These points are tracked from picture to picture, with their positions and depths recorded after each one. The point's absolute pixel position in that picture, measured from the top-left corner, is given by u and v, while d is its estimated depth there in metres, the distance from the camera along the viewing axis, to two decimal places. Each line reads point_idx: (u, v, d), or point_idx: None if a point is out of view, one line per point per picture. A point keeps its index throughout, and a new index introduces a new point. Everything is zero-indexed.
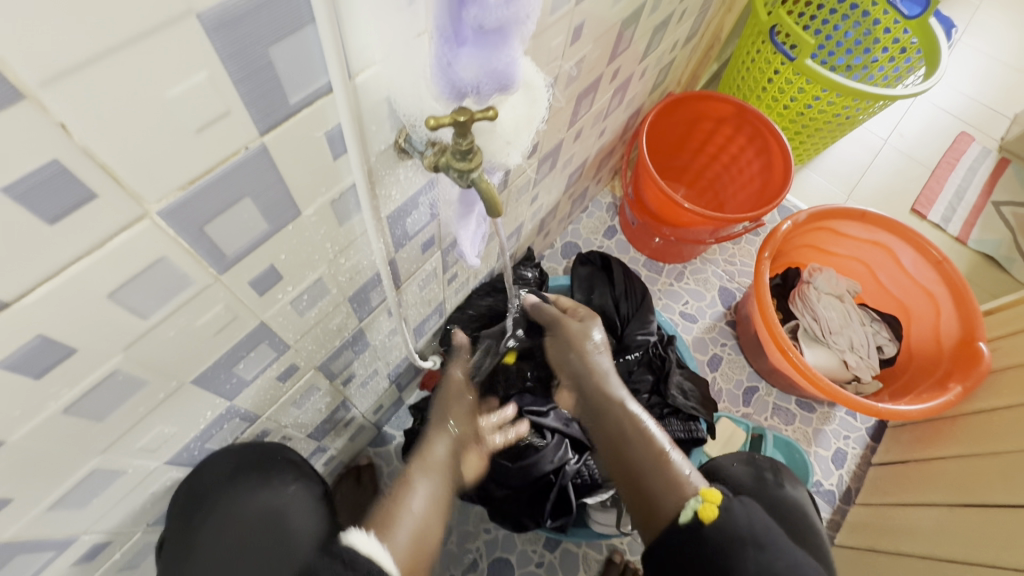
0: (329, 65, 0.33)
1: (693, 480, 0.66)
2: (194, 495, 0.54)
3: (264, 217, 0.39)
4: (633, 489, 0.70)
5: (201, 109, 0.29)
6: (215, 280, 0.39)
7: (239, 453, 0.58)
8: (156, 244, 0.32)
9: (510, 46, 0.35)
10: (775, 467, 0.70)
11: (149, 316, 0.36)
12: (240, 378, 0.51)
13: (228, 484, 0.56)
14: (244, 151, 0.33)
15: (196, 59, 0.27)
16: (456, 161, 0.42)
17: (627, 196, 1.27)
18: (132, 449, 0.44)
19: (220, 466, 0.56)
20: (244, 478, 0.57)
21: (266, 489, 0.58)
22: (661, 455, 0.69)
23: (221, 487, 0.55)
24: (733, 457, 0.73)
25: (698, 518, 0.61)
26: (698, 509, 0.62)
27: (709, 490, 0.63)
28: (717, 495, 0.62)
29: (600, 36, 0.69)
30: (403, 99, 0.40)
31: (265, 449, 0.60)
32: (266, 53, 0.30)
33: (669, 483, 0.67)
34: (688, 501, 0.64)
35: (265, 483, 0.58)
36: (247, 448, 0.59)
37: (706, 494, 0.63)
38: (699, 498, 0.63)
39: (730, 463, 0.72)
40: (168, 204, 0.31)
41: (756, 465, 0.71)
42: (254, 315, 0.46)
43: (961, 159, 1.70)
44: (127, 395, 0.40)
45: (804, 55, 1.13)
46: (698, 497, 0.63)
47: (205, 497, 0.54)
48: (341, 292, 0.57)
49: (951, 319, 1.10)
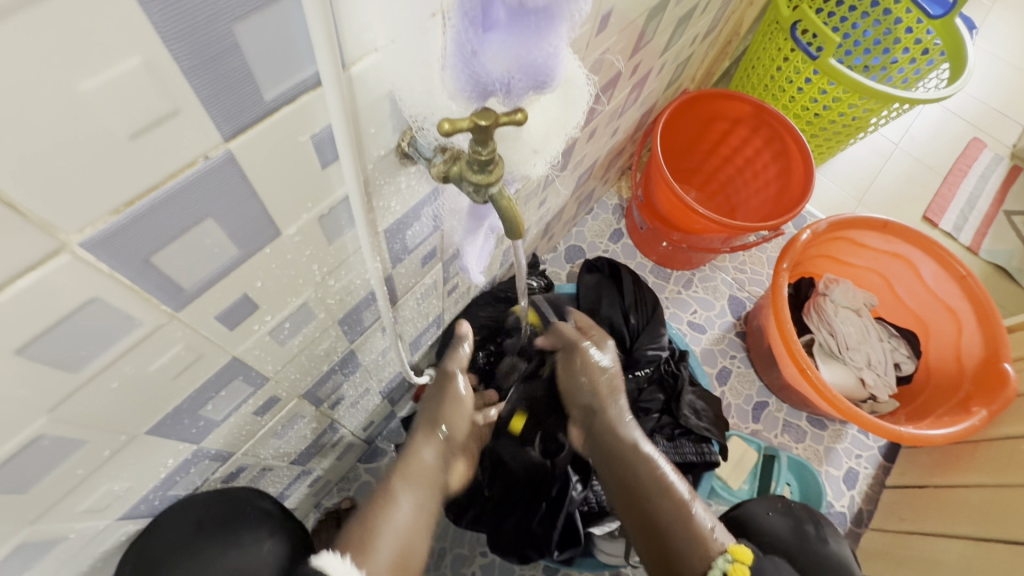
0: (315, 52, 0.25)
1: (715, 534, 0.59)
2: (146, 561, 0.47)
3: (234, 241, 0.31)
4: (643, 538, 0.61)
5: (133, 109, 0.21)
6: (171, 318, 0.31)
7: (202, 505, 0.50)
8: (82, 282, 0.25)
9: (553, 34, 0.27)
10: (813, 519, 0.79)
11: (82, 369, 0.29)
12: (207, 421, 0.44)
13: (192, 541, 0.49)
14: (203, 162, 0.25)
15: (123, 38, 0.19)
16: (472, 172, 0.35)
17: (637, 199, 1.19)
18: (71, 513, 0.38)
19: (180, 520, 0.49)
20: (210, 538, 0.50)
21: (235, 549, 0.51)
22: (682, 508, 0.59)
23: (182, 547, 0.48)
24: (767, 505, 0.80)
25: None
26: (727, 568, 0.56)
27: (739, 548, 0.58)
28: (749, 556, 0.57)
29: (625, 27, 0.62)
30: (410, 97, 0.32)
31: (232, 498, 0.53)
32: (229, 32, 0.22)
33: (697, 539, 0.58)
34: (716, 561, 0.57)
35: (234, 542, 0.51)
36: (214, 497, 0.52)
37: (737, 553, 0.57)
38: (728, 557, 0.57)
39: (767, 512, 0.79)
40: (96, 234, 0.24)
41: (792, 516, 0.78)
42: (224, 351, 0.38)
43: (974, 166, 1.64)
44: (62, 457, 0.33)
45: (828, 54, 1.04)
46: (728, 554, 0.57)
47: (161, 559, 0.47)
48: (329, 316, 0.49)
49: (973, 337, 1.05)
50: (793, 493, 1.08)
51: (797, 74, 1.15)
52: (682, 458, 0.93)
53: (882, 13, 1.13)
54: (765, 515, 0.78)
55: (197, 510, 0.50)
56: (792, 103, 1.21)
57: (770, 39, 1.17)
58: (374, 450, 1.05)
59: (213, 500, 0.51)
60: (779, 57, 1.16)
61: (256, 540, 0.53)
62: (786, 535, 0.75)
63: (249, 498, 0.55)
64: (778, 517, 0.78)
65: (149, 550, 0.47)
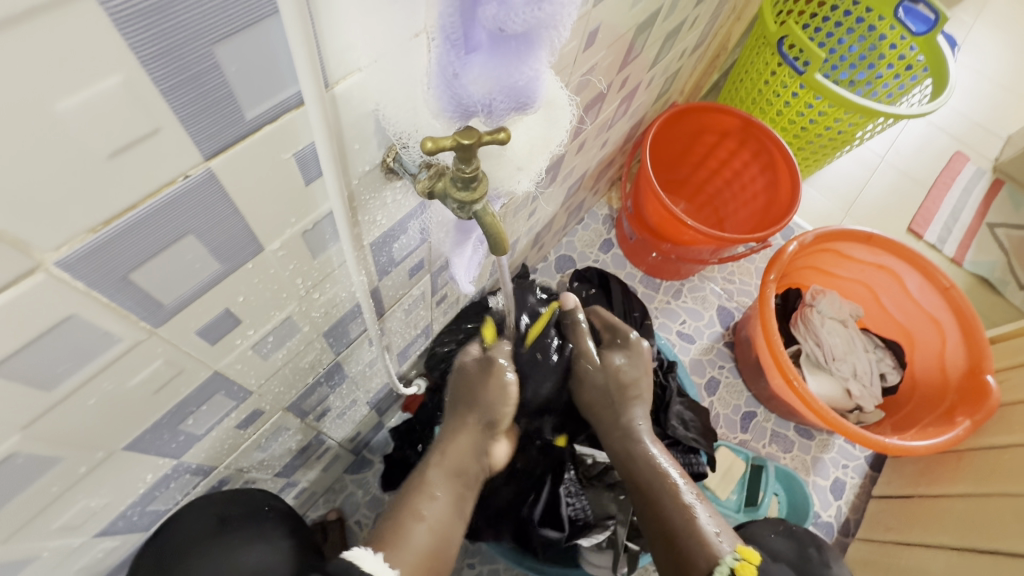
0: (298, 72, 0.25)
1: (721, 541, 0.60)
2: (167, 554, 0.49)
3: (215, 257, 0.31)
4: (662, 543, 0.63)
5: (111, 128, 0.21)
6: (150, 334, 0.31)
7: (222, 503, 0.53)
8: (59, 299, 0.25)
9: (535, 56, 0.28)
10: (815, 543, 0.79)
11: (57, 387, 0.28)
12: (187, 435, 0.43)
13: (213, 536, 0.51)
14: (183, 180, 0.25)
15: (102, 60, 0.19)
16: (456, 189, 0.35)
17: (626, 210, 1.20)
18: (46, 531, 0.37)
19: (202, 516, 0.51)
20: (232, 532, 0.52)
21: (256, 544, 0.54)
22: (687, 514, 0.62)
23: (201, 543, 0.50)
24: (771, 528, 0.82)
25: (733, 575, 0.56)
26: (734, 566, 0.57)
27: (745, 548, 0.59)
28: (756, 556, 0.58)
29: (613, 43, 0.62)
30: (394, 115, 0.32)
31: (249, 497, 0.56)
32: (209, 53, 0.22)
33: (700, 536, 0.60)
34: (724, 559, 0.58)
35: (256, 538, 0.54)
36: (236, 495, 0.55)
37: (745, 553, 0.58)
38: (736, 556, 0.58)
39: (769, 534, 0.80)
40: (72, 253, 0.23)
41: (795, 538, 0.79)
42: (205, 366, 0.38)
43: (957, 179, 1.67)
44: (36, 474, 0.32)
45: (814, 69, 1.06)
46: (736, 554, 0.58)
47: (180, 554, 0.49)
48: (314, 329, 0.49)
49: (957, 348, 1.06)
50: (781, 505, 1.09)
51: (784, 88, 1.17)
52: None
53: (866, 29, 1.15)
54: (768, 537, 0.80)
55: (222, 505, 0.52)
56: (779, 116, 1.23)
57: (757, 54, 1.19)
58: (362, 461, 1.04)
59: (235, 497, 0.54)
60: (766, 71, 1.18)
61: (278, 536, 0.56)
62: (791, 559, 0.75)
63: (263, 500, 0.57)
64: (780, 539, 0.79)
65: (169, 544, 0.49)
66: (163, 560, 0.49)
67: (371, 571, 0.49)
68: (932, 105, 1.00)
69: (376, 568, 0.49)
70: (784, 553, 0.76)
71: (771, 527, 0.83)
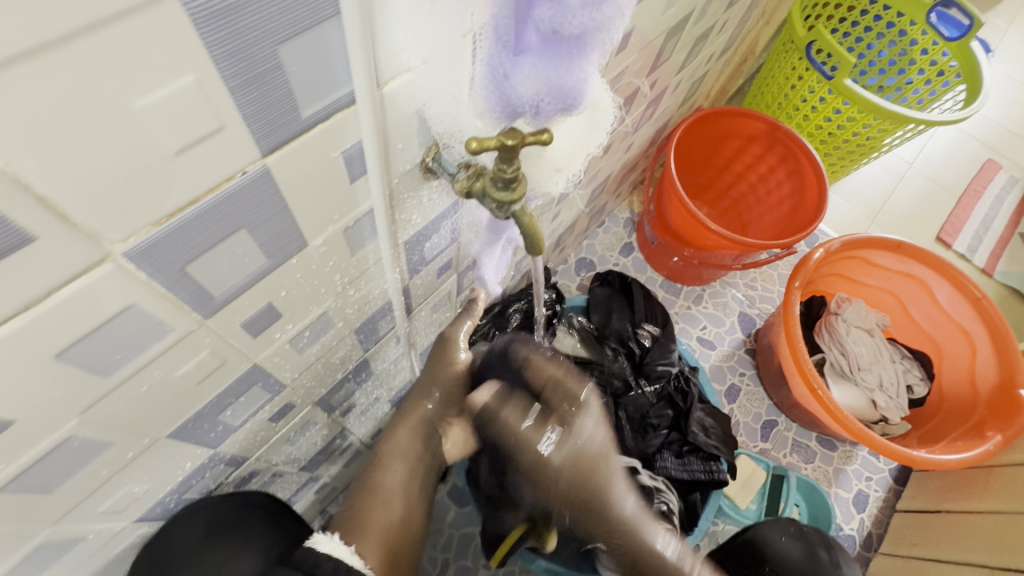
0: (353, 73, 0.26)
1: None
2: (159, 561, 0.46)
3: (264, 252, 0.32)
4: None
5: (182, 126, 0.22)
6: (200, 325, 0.32)
7: (216, 507, 0.50)
8: (121, 290, 0.25)
9: (584, 59, 0.28)
10: (826, 543, 0.78)
11: (112, 375, 0.29)
12: (225, 426, 0.44)
13: (200, 544, 0.48)
14: (241, 176, 0.26)
15: (178, 60, 0.20)
16: (496, 190, 0.35)
17: (648, 214, 1.20)
18: (90, 515, 0.38)
19: (192, 521, 0.48)
20: (219, 542, 0.49)
21: (241, 553, 0.50)
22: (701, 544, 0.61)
23: (189, 551, 0.47)
24: (780, 529, 0.79)
25: None
26: None
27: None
28: None
29: (643, 47, 0.62)
30: (439, 114, 0.33)
31: (240, 501, 0.52)
32: (274, 53, 0.23)
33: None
34: None
35: (242, 544, 0.50)
36: (224, 500, 0.51)
37: None
38: None
39: (780, 536, 0.78)
40: (138, 244, 0.24)
41: (805, 540, 0.77)
42: (246, 358, 0.39)
43: (988, 188, 1.63)
44: (87, 459, 0.33)
45: (843, 75, 1.04)
46: None
47: (173, 562, 0.47)
48: (347, 325, 0.50)
49: (988, 362, 1.04)
50: (801, 515, 1.08)
51: (811, 93, 1.15)
52: (690, 477, 0.93)
53: (897, 34, 1.13)
54: (779, 539, 0.78)
55: (208, 513, 0.49)
56: (805, 122, 1.21)
57: (784, 58, 1.18)
58: None
59: (220, 506, 0.50)
60: (794, 76, 1.16)
61: (264, 539, 0.52)
62: (797, 560, 0.75)
63: (255, 500, 0.54)
64: (791, 542, 0.77)
65: (163, 551, 0.47)
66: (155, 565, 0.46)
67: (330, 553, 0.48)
68: (965, 112, 0.97)
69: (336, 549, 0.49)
70: (794, 554, 0.76)
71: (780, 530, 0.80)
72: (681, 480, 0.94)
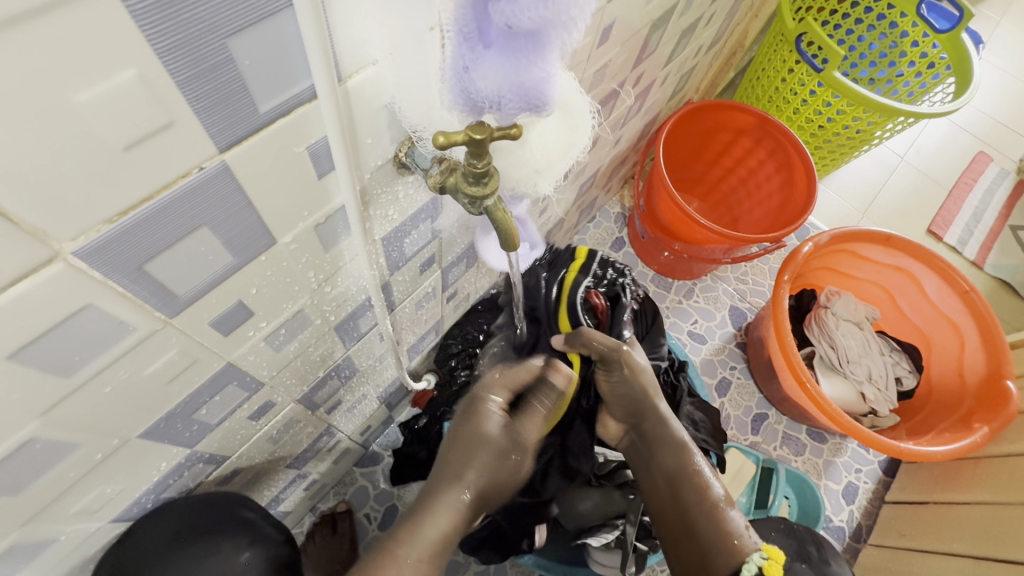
0: (311, 66, 0.25)
1: (749, 534, 0.60)
2: (123, 563, 0.46)
3: (228, 249, 0.31)
4: (678, 534, 0.61)
5: (128, 121, 0.21)
6: (165, 324, 0.31)
7: (184, 513, 0.49)
8: (75, 289, 0.25)
9: (546, 57, 0.28)
10: (814, 539, 0.79)
11: (74, 375, 0.29)
12: (201, 425, 0.44)
13: (168, 549, 0.47)
14: (198, 171, 0.26)
15: (119, 53, 0.20)
16: (468, 184, 0.35)
17: (639, 208, 1.19)
18: (63, 515, 0.38)
19: (161, 527, 0.47)
20: (188, 549, 0.49)
21: (209, 559, 0.50)
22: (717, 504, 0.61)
23: (157, 556, 0.47)
24: (772, 526, 0.83)
25: (761, 572, 0.56)
26: (762, 564, 0.56)
27: (772, 547, 0.59)
28: (781, 554, 0.58)
29: (627, 39, 0.62)
30: (407, 107, 0.32)
31: (217, 506, 0.52)
32: (224, 46, 0.22)
33: (723, 534, 0.59)
34: (750, 556, 0.58)
35: (212, 551, 0.50)
36: (199, 504, 0.50)
37: (770, 552, 0.58)
38: (764, 555, 0.58)
39: (771, 532, 0.81)
40: (90, 243, 0.24)
41: (794, 535, 0.80)
42: (218, 357, 0.39)
43: (979, 180, 1.64)
44: (54, 461, 0.33)
45: (833, 67, 1.04)
46: (762, 553, 0.58)
47: (136, 565, 0.46)
48: (325, 323, 0.49)
49: (976, 354, 1.04)
50: (791, 508, 1.08)
51: (801, 86, 1.14)
52: None
53: (887, 26, 1.13)
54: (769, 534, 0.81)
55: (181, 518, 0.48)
56: (796, 115, 1.21)
57: (774, 51, 1.17)
58: (371, 455, 1.04)
59: (200, 510, 0.50)
60: (784, 69, 1.16)
61: (237, 546, 0.52)
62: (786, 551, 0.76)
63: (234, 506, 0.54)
64: (780, 537, 0.80)
65: (130, 554, 0.46)
66: (119, 565, 0.46)
67: None
68: (954, 104, 0.97)
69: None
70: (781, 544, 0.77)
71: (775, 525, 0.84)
72: None
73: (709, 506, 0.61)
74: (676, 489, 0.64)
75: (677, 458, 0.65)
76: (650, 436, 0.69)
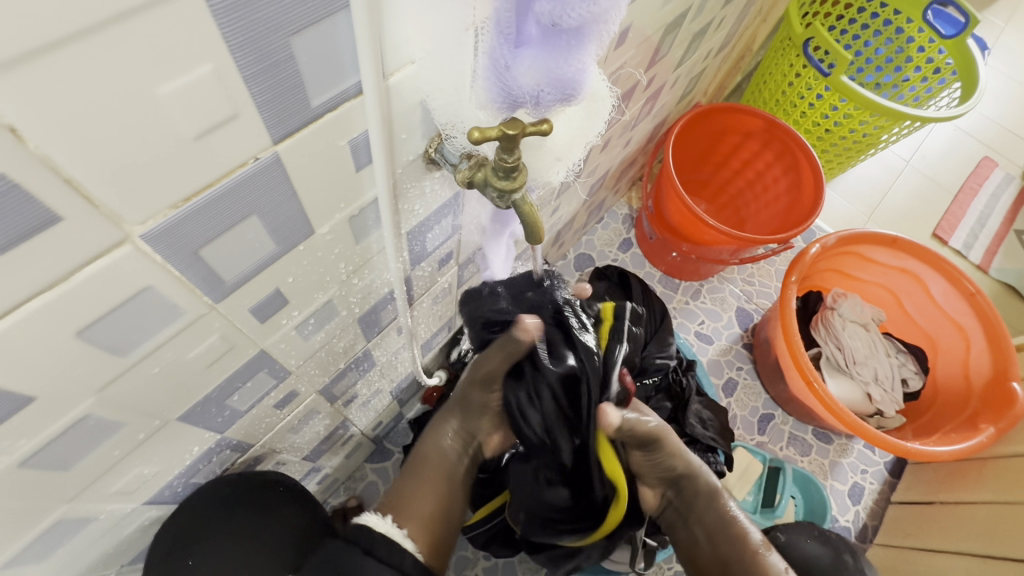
0: (362, 63, 0.27)
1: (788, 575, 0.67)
2: (185, 529, 0.49)
3: (272, 238, 0.33)
4: None
5: (200, 113, 0.23)
6: (211, 309, 0.33)
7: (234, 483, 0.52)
8: (138, 271, 0.26)
9: (583, 50, 0.29)
10: (850, 548, 0.81)
11: (127, 356, 0.30)
12: (232, 411, 0.45)
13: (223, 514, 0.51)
14: (253, 162, 0.27)
15: (198, 50, 0.21)
16: (497, 178, 0.36)
17: (647, 209, 1.21)
18: (104, 495, 0.39)
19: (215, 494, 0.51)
20: (243, 511, 0.53)
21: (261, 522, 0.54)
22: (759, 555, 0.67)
23: (212, 519, 0.51)
24: (805, 532, 0.83)
25: None
26: None
27: None
28: None
29: (641, 43, 0.63)
30: (442, 105, 0.33)
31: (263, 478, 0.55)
32: (286, 44, 0.24)
33: None
34: None
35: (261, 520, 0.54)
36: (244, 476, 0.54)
37: None
38: None
39: (806, 538, 0.82)
40: (155, 227, 0.25)
41: (830, 544, 0.81)
42: (253, 343, 0.40)
43: (984, 185, 1.65)
44: (102, 439, 0.34)
45: (840, 72, 1.05)
46: None
47: (195, 532, 0.50)
48: (350, 314, 0.51)
49: (982, 355, 1.05)
50: (797, 507, 1.09)
51: (809, 90, 1.16)
52: None
53: (894, 32, 1.14)
54: (803, 540, 0.82)
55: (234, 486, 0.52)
56: (802, 118, 1.22)
57: (782, 56, 1.19)
58: (382, 450, 1.06)
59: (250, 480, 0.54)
60: (792, 73, 1.17)
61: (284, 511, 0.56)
62: (826, 565, 0.78)
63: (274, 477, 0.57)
64: (815, 545, 0.81)
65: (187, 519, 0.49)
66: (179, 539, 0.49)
67: (383, 532, 0.52)
68: (959, 109, 0.99)
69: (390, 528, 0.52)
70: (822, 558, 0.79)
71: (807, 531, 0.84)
72: None
73: (752, 558, 0.67)
74: (718, 545, 0.69)
75: (714, 512, 0.70)
76: (685, 494, 0.72)
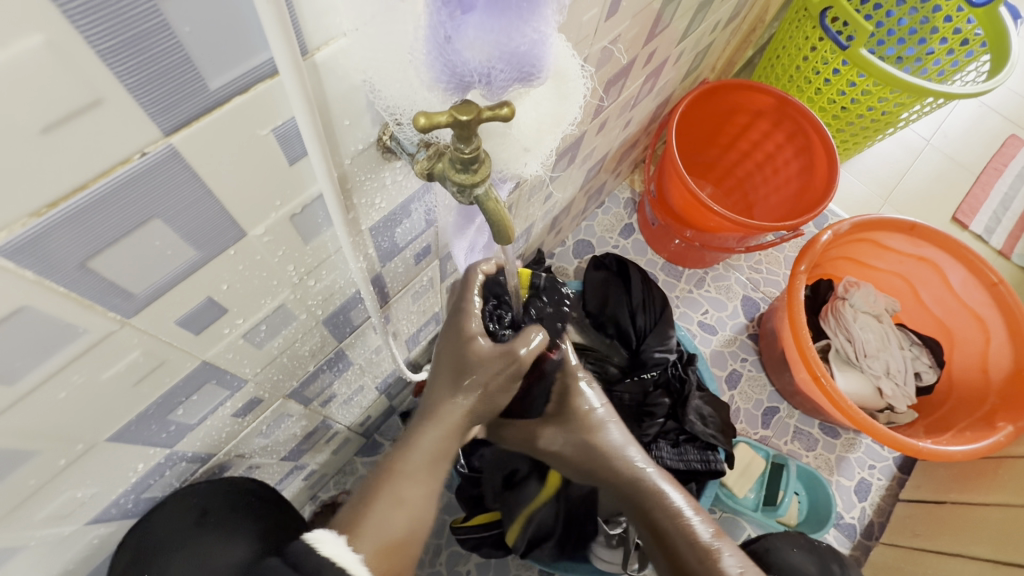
0: (267, 37, 0.22)
1: None
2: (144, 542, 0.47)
3: (190, 243, 0.28)
4: None
5: (46, 97, 0.18)
6: (123, 325, 0.29)
7: (206, 494, 0.51)
8: (4, 291, 0.22)
9: (539, 16, 0.24)
10: (837, 559, 0.77)
11: (18, 383, 0.27)
12: (179, 425, 0.42)
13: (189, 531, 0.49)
14: (140, 158, 0.23)
15: (20, 17, 0.16)
16: (455, 171, 0.31)
17: (649, 193, 1.15)
18: (28, 522, 0.36)
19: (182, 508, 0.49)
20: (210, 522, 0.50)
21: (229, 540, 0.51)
22: None
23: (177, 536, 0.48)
24: (792, 541, 0.79)
25: None
26: None
27: None
28: None
29: (638, 13, 0.57)
30: (385, 87, 0.28)
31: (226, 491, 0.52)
32: (155, 9, 0.19)
33: None
34: None
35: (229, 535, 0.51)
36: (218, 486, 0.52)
37: None
38: None
39: (789, 547, 0.78)
40: (13, 239, 0.21)
41: (817, 554, 0.77)
42: (191, 355, 0.36)
43: (1009, 165, 1.56)
44: (13, 467, 0.31)
45: (859, 44, 0.98)
46: None
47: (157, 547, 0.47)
48: (312, 316, 0.47)
49: (1001, 350, 0.99)
50: (801, 504, 1.06)
51: (824, 65, 1.08)
52: (686, 466, 0.91)
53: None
54: (788, 550, 0.77)
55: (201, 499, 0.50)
56: (817, 96, 1.15)
57: (796, 27, 1.11)
58: (372, 444, 1.03)
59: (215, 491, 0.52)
60: (807, 46, 1.09)
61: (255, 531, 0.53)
62: None
63: (246, 486, 0.55)
64: (800, 554, 0.77)
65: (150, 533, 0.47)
66: (141, 553, 0.47)
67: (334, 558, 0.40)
68: (988, 85, 0.91)
69: (341, 555, 0.41)
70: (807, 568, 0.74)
71: (795, 538, 0.80)
72: (677, 470, 0.91)
73: None
74: None
75: None
76: None
